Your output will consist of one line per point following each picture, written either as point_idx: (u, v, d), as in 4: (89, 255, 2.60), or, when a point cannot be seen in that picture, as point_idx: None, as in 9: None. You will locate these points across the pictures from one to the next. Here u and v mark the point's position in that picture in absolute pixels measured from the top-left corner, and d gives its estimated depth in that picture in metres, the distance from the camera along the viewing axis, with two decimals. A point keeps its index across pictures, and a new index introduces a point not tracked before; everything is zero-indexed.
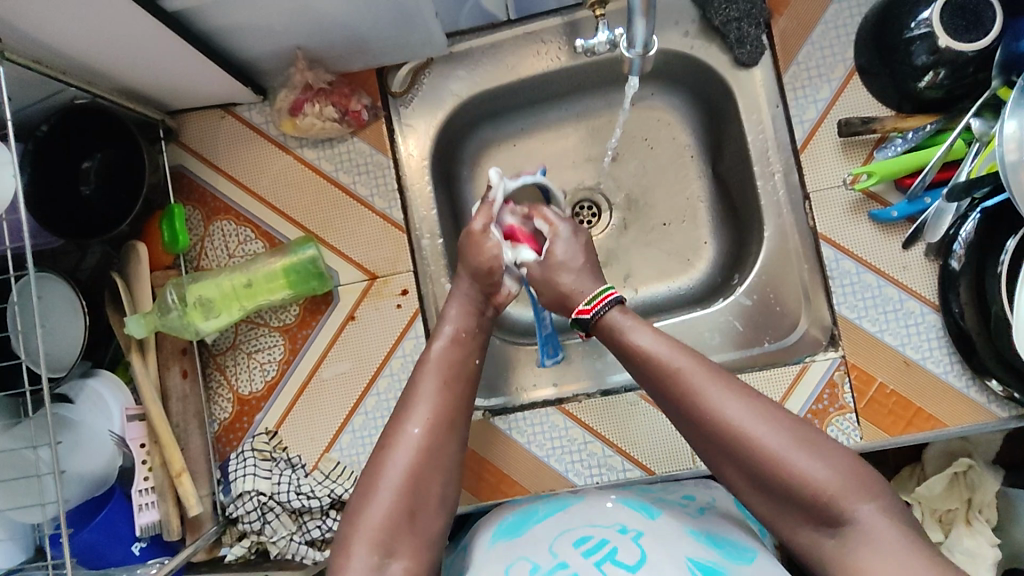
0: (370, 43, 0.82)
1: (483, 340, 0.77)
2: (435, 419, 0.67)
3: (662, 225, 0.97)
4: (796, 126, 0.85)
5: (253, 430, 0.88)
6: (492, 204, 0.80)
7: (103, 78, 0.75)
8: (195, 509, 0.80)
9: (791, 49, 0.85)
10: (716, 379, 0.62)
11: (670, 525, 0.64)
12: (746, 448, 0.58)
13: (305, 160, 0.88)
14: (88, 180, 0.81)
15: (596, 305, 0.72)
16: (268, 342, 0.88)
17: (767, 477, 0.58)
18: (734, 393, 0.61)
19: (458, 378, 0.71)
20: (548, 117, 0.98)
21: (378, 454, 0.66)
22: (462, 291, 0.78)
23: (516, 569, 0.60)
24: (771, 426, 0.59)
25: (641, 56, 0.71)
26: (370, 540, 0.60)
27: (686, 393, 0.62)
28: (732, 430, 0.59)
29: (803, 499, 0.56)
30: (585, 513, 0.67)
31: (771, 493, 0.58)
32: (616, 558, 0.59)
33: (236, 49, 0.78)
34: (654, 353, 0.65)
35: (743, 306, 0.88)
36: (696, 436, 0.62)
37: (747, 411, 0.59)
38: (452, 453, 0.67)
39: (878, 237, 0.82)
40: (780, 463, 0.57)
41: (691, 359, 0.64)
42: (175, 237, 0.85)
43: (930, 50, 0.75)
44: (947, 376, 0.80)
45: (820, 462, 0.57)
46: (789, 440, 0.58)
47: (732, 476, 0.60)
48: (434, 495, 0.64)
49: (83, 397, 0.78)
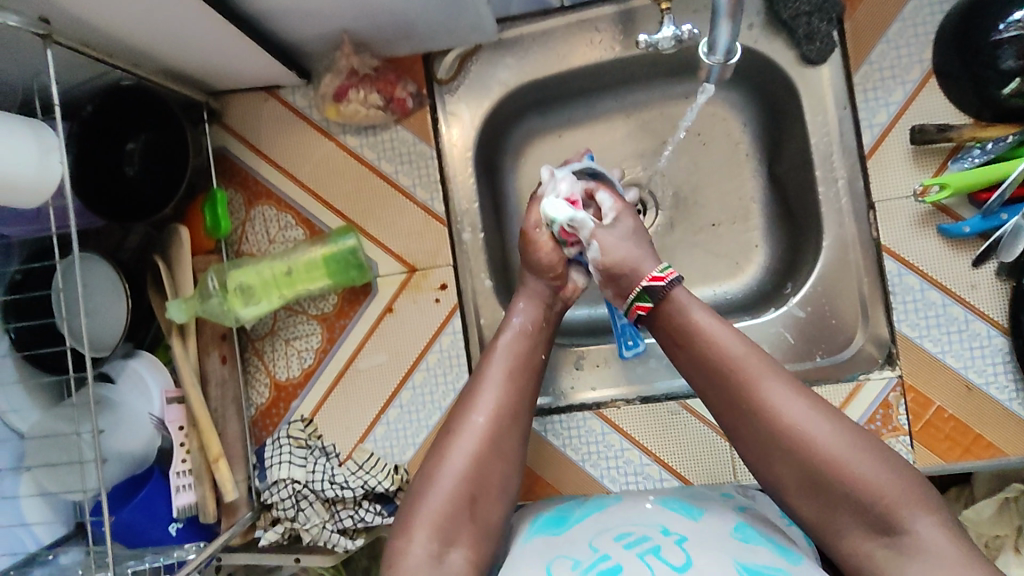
0: (418, 27, 0.79)
1: (550, 335, 0.75)
2: (500, 409, 0.66)
3: (711, 226, 0.93)
4: (865, 131, 0.80)
5: (289, 416, 0.88)
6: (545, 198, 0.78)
7: (149, 60, 0.74)
8: (232, 495, 0.80)
9: (863, 47, 0.80)
10: (779, 376, 0.59)
11: (712, 527, 0.62)
12: (806, 448, 0.56)
13: (347, 147, 0.87)
14: (133, 161, 0.79)
15: (671, 274, 0.67)
16: (306, 330, 0.88)
17: (825, 480, 0.55)
18: (793, 391, 0.58)
19: (524, 370, 0.70)
20: (597, 108, 0.94)
21: (441, 441, 0.65)
22: (530, 285, 0.76)
23: (557, 567, 0.58)
24: (834, 429, 0.56)
25: (720, 63, 0.67)
26: (431, 525, 0.59)
27: (744, 384, 0.59)
28: (793, 427, 0.57)
29: (861, 505, 0.54)
30: (625, 513, 0.66)
31: (828, 498, 0.55)
32: (660, 555, 0.57)
33: (281, 31, 0.76)
34: (714, 338, 0.62)
35: (797, 317, 0.83)
36: (749, 433, 0.59)
37: (810, 409, 0.57)
38: (515, 443, 0.66)
39: (947, 253, 0.77)
40: (842, 466, 0.55)
41: (751, 349, 0.61)
42: (217, 223, 0.85)
43: (1019, 54, 0.70)
44: (1011, 405, 0.76)
45: (881, 466, 0.55)
46: (850, 442, 0.56)
47: (782, 476, 0.58)
48: (495, 484, 0.63)
49: (124, 377, 0.79)
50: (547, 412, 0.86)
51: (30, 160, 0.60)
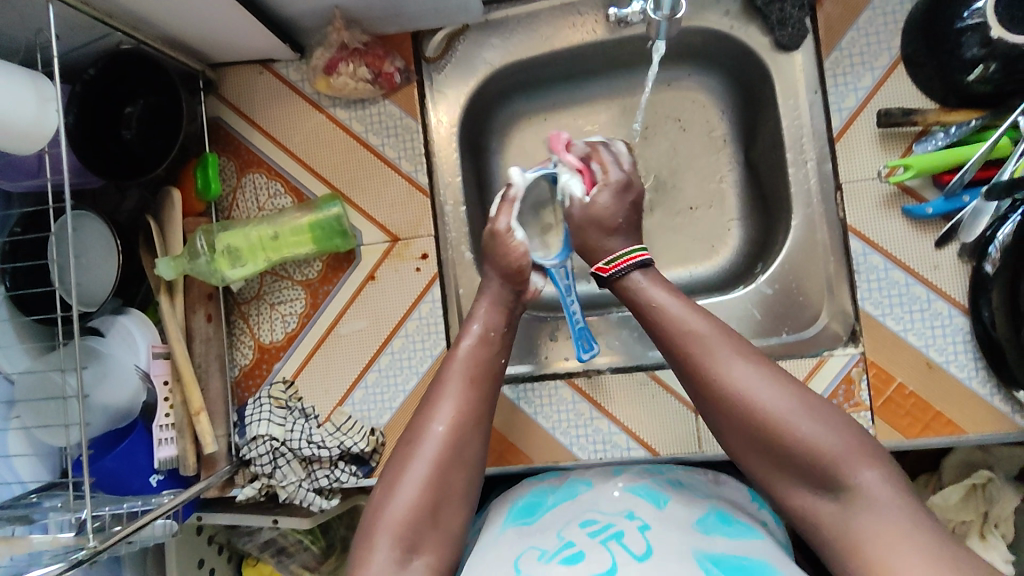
0: (406, 7, 0.82)
1: (511, 339, 0.77)
2: (460, 418, 0.67)
3: (688, 210, 0.96)
4: (834, 115, 0.82)
5: (271, 378, 0.91)
6: (513, 201, 0.81)
7: (148, 25, 0.77)
8: (211, 447, 0.83)
9: (835, 34, 0.82)
10: (730, 345, 0.62)
11: (678, 518, 0.64)
12: (755, 414, 0.58)
13: (337, 119, 0.90)
14: (129, 125, 0.83)
15: (614, 266, 0.70)
16: (290, 295, 0.91)
17: (767, 440, 0.58)
18: (744, 358, 0.61)
19: (482, 378, 0.71)
20: (581, 93, 0.98)
21: (402, 450, 0.66)
22: (493, 290, 0.78)
23: (524, 556, 0.60)
24: (780, 390, 0.59)
25: (667, 17, 0.73)
26: (395, 531, 0.60)
27: (695, 354, 0.62)
28: (739, 393, 0.59)
29: (805, 465, 0.56)
30: (593, 502, 0.68)
31: (776, 458, 0.58)
32: (623, 544, 0.59)
33: (276, 4, 0.80)
34: (671, 312, 0.65)
35: (764, 295, 0.86)
36: (703, 403, 0.62)
37: (756, 375, 0.59)
38: (476, 448, 0.67)
39: (911, 233, 0.80)
40: (789, 428, 0.57)
41: (707, 322, 0.63)
42: (207, 185, 0.88)
43: (982, 42, 0.72)
44: (970, 382, 0.78)
45: (826, 426, 0.57)
46: (797, 407, 0.58)
47: (736, 441, 0.60)
48: (459, 489, 0.65)
49: (113, 331, 0.82)
50: (521, 380, 0.88)
51: (29, 108, 0.63)
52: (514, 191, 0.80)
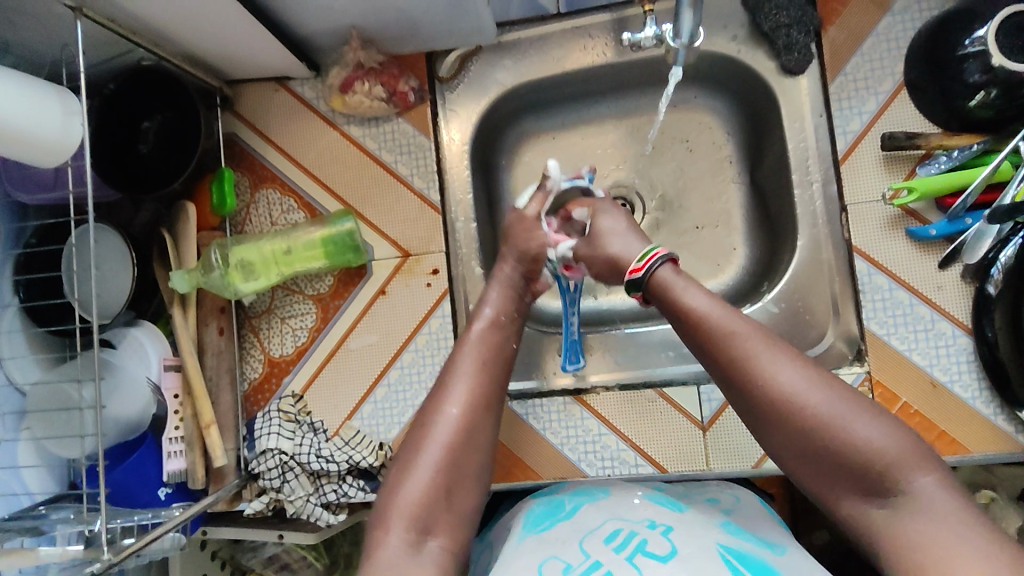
0: (422, 27, 0.84)
1: (520, 324, 0.79)
2: (473, 400, 0.67)
3: (695, 229, 0.97)
4: (839, 137, 0.84)
5: (280, 392, 0.91)
6: (548, 192, 0.84)
7: (169, 42, 0.78)
8: (220, 461, 0.83)
9: (839, 59, 0.84)
10: (771, 347, 0.60)
11: (698, 518, 0.66)
12: (805, 418, 0.57)
13: (351, 136, 0.91)
14: (146, 139, 0.84)
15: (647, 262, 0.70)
16: (301, 309, 0.91)
17: (824, 445, 0.56)
18: (788, 360, 0.59)
19: (493, 360, 0.72)
20: (589, 113, 1.00)
21: (416, 432, 0.66)
22: (504, 275, 0.80)
23: (548, 567, 0.60)
24: (831, 394, 0.57)
25: (686, 46, 0.75)
26: (407, 516, 0.60)
27: (736, 353, 0.61)
28: (786, 396, 0.58)
29: (858, 469, 0.55)
30: (613, 509, 0.68)
31: (825, 464, 0.56)
32: (647, 550, 0.60)
33: (296, 23, 0.82)
34: (710, 312, 0.64)
35: (770, 313, 0.87)
36: (742, 404, 0.61)
37: (803, 377, 0.58)
38: (488, 433, 0.67)
39: (915, 254, 0.82)
40: (840, 431, 0.56)
41: (747, 324, 0.62)
42: (223, 200, 0.90)
43: (983, 68, 0.73)
44: (974, 402, 0.79)
45: (877, 428, 0.55)
46: (847, 408, 0.57)
47: (781, 446, 0.59)
48: (471, 474, 0.65)
49: (125, 343, 0.82)
50: (529, 397, 0.89)
51: (55, 120, 0.64)
52: (551, 183, 0.83)
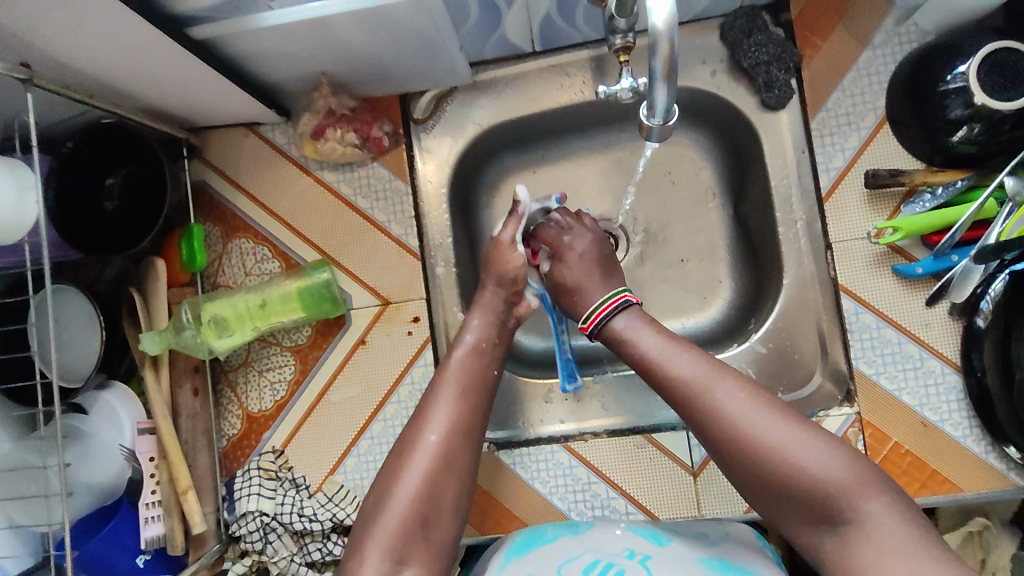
0: (394, 71, 0.82)
1: (502, 351, 0.78)
2: (452, 426, 0.68)
3: (680, 262, 0.96)
4: (822, 174, 0.83)
5: (261, 448, 0.89)
6: (521, 217, 0.83)
7: (129, 99, 0.75)
8: (200, 527, 0.80)
9: (820, 96, 0.83)
10: (715, 379, 0.65)
11: (680, 553, 0.67)
12: (751, 446, 0.61)
13: (324, 182, 0.89)
14: (111, 197, 0.80)
15: (591, 322, 0.76)
16: (279, 361, 0.89)
17: (770, 470, 0.60)
18: (732, 389, 0.64)
19: (474, 386, 0.72)
20: (569, 147, 0.97)
21: (394, 461, 0.67)
22: (486, 300, 0.80)
23: None
24: (772, 420, 0.61)
25: (660, 125, 0.67)
26: (385, 546, 0.61)
27: (684, 388, 0.65)
28: (732, 426, 0.62)
29: (807, 497, 0.58)
30: (596, 539, 0.70)
31: (775, 491, 0.60)
32: None
33: (261, 73, 0.79)
34: (657, 353, 0.69)
35: (757, 353, 0.85)
36: (699, 434, 0.65)
37: (745, 406, 0.62)
38: (467, 462, 0.68)
39: (901, 291, 0.81)
40: (782, 457, 0.59)
41: (693, 362, 0.67)
42: (193, 256, 0.87)
43: (965, 104, 0.72)
44: (965, 441, 0.79)
45: (819, 452, 0.59)
46: (789, 433, 0.60)
47: (736, 472, 0.62)
48: (449, 503, 0.65)
49: (96, 408, 0.80)
50: (511, 445, 0.87)
51: (8, 198, 0.61)
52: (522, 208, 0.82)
